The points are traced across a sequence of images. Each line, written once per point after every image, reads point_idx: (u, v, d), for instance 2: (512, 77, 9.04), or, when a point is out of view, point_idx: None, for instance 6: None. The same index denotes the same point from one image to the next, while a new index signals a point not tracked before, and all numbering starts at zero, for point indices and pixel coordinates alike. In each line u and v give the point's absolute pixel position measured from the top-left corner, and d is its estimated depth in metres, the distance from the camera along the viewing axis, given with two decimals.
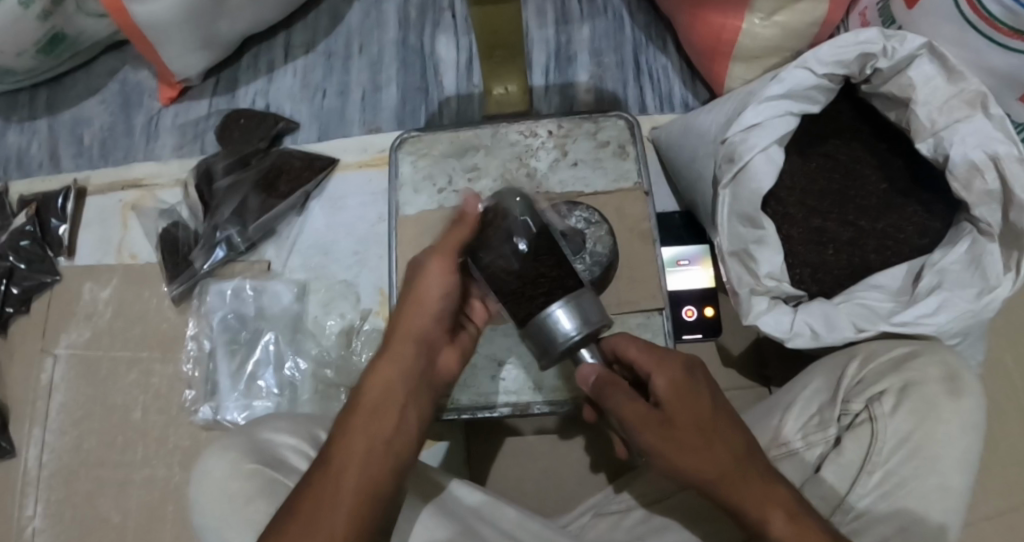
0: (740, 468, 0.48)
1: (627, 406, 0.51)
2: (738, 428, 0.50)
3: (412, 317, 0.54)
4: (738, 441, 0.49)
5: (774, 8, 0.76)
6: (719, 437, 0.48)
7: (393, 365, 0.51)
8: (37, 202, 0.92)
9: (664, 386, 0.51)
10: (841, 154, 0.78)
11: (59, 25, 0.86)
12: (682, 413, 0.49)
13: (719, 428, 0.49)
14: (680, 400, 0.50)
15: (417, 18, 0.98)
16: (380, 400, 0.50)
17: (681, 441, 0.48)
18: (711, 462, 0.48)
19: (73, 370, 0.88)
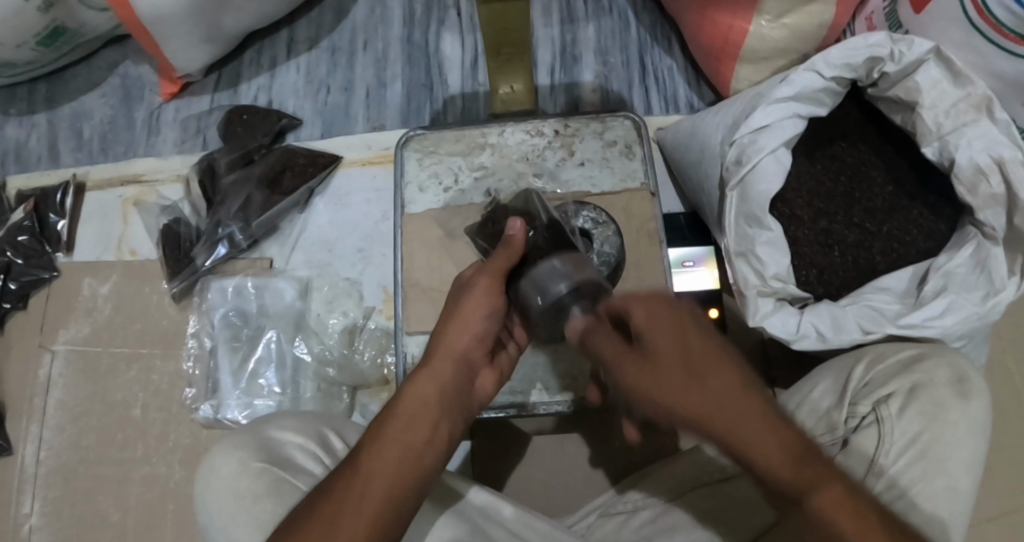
0: (731, 397, 0.47)
1: (618, 354, 0.52)
2: (733, 361, 0.48)
3: (455, 335, 0.52)
4: (731, 373, 0.48)
5: (782, 10, 0.76)
6: (707, 373, 0.48)
7: (435, 380, 0.50)
8: (35, 197, 0.91)
9: (647, 327, 0.50)
10: (847, 157, 0.78)
11: (60, 17, 0.86)
12: (665, 352, 0.49)
13: (705, 360, 0.48)
14: (663, 339, 0.49)
15: (422, 15, 0.98)
16: (417, 412, 0.48)
17: (664, 376, 0.48)
18: (700, 395, 0.47)
19: (71, 366, 0.87)
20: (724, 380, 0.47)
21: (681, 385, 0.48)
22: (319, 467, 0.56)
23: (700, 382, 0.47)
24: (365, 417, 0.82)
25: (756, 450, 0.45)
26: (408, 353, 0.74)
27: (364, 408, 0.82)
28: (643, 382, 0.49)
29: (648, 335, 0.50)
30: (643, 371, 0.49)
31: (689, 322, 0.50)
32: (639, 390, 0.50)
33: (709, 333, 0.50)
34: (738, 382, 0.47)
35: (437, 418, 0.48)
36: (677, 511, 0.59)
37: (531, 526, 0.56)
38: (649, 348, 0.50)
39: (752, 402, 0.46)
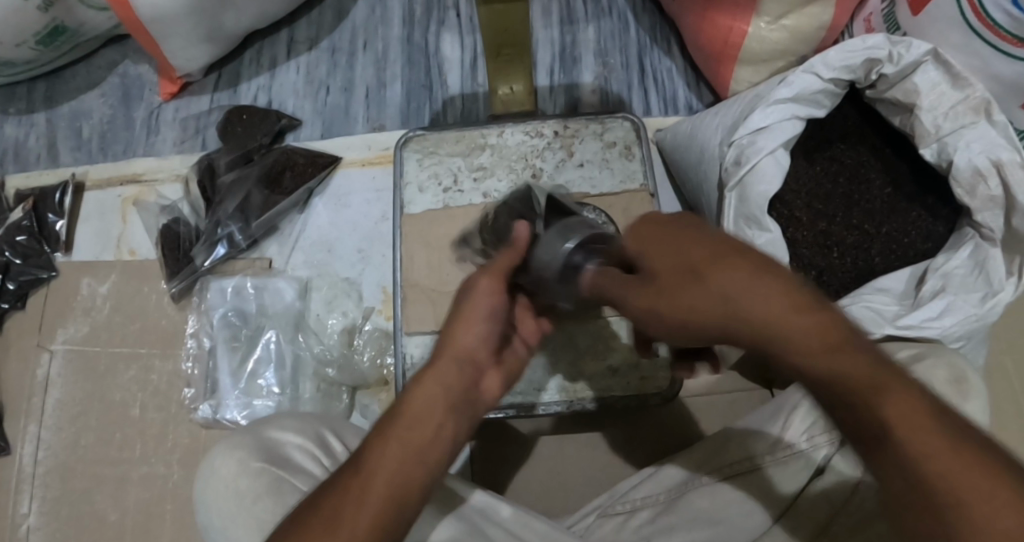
0: (737, 291, 0.38)
1: (625, 287, 0.45)
2: (735, 248, 0.40)
3: (457, 336, 0.48)
4: (733, 259, 0.39)
5: (781, 12, 0.76)
6: (710, 268, 0.40)
7: (436, 381, 0.45)
8: (34, 196, 0.91)
9: (637, 243, 0.44)
10: (847, 158, 0.78)
11: (60, 16, 0.85)
12: (664, 260, 0.42)
13: (703, 256, 0.40)
14: (658, 249, 0.43)
15: (423, 15, 0.98)
16: (420, 412, 0.43)
17: (668, 288, 0.41)
18: (707, 302, 0.39)
19: (70, 365, 0.87)
20: (730, 271, 0.39)
21: (686, 298, 0.40)
22: (318, 466, 0.56)
23: (706, 284, 0.39)
24: (366, 417, 0.82)
25: (785, 351, 0.37)
26: (408, 353, 0.74)
27: (363, 408, 0.82)
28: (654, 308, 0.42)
29: (638, 253, 0.44)
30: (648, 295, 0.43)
31: (675, 227, 0.43)
32: (653, 318, 0.43)
33: (703, 230, 0.42)
34: (744, 271, 0.38)
35: (440, 419, 0.44)
36: (676, 510, 0.60)
37: (530, 526, 0.56)
38: (647, 264, 0.43)
39: (759, 292, 0.37)
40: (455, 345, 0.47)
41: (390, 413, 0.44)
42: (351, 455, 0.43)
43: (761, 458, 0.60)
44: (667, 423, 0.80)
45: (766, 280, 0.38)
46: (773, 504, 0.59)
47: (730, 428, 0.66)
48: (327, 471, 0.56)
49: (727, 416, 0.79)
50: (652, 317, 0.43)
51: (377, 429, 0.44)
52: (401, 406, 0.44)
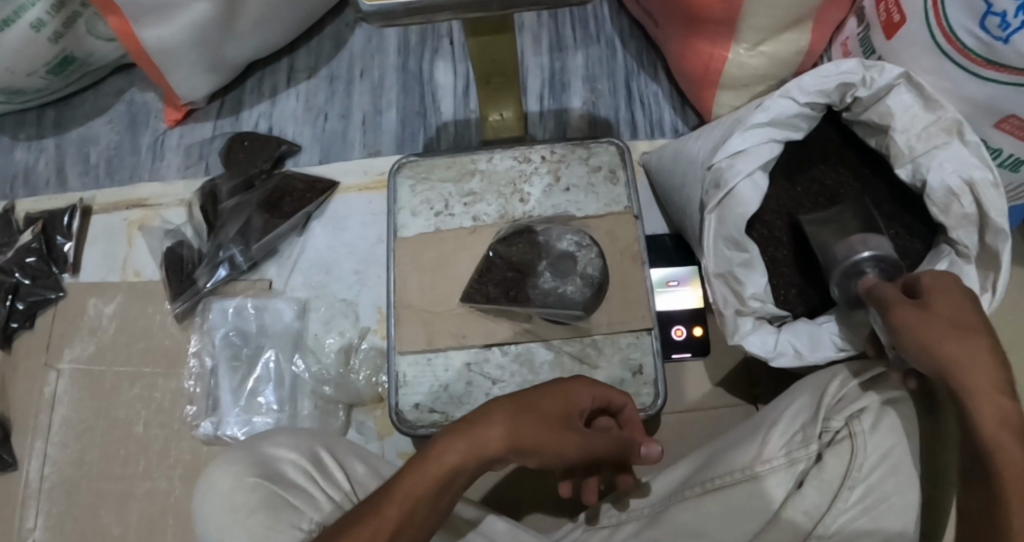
0: (977, 397, 0.52)
1: (903, 312, 0.57)
2: (987, 351, 0.53)
3: (527, 433, 0.53)
4: (967, 345, 0.53)
5: (759, 40, 0.79)
6: (970, 338, 0.54)
7: (477, 449, 0.52)
8: (43, 219, 0.94)
9: (929, 283, 0.58)
10: (823, 178, 0.80)
11: (70, 46, 0.89)
12: (947, 309, 0.56)
13: (963, 335, 0.54)
14: (947, 303, 0.56)
15: (417, 44, 1.01)
16: (438, 467, 0.51)
17: (935, 327, 0.55)
18: (950, 356, 0.53)
19: (76, 384, 0.89)
20: (959, 345, 0.53)
21: (937, 326, 0.55)
22: (309, 483, 0.59)
23: (945, 337, 0.54)
24: (362, 434, 0.84)
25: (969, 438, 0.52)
26: (401, 372, 0.76)
27: (359, 425, 0.85)
28: (924, 332, 0.55)
29: (927, 293, 0.58)
30: (930, 325, 0.55)
31: (959, 299, 0.57)
32: (920, 343, 0.55)
33: (968, 307, 0.56)
34: (974, 351, 0.53)
35: (451, 482, 0.51)
36: (661, 524, 0.62)
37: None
38: (936, 309, 0.56)
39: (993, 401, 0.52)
40: (489, 426, 0.53)
41: (418, 455, 0.52)
42: (381, 489, 0.52)
43: (742, 472, 0.61)
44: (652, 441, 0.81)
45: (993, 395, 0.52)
46: (755, 518, 0.59)
47: (706, 450, 0.69)
48: (319, 489, 0.59)
49: (704, 432, 0.81)
50: (925, 349, 0.54)
51: (405, 468, 0.52)
52: (428, 455, 0.51)
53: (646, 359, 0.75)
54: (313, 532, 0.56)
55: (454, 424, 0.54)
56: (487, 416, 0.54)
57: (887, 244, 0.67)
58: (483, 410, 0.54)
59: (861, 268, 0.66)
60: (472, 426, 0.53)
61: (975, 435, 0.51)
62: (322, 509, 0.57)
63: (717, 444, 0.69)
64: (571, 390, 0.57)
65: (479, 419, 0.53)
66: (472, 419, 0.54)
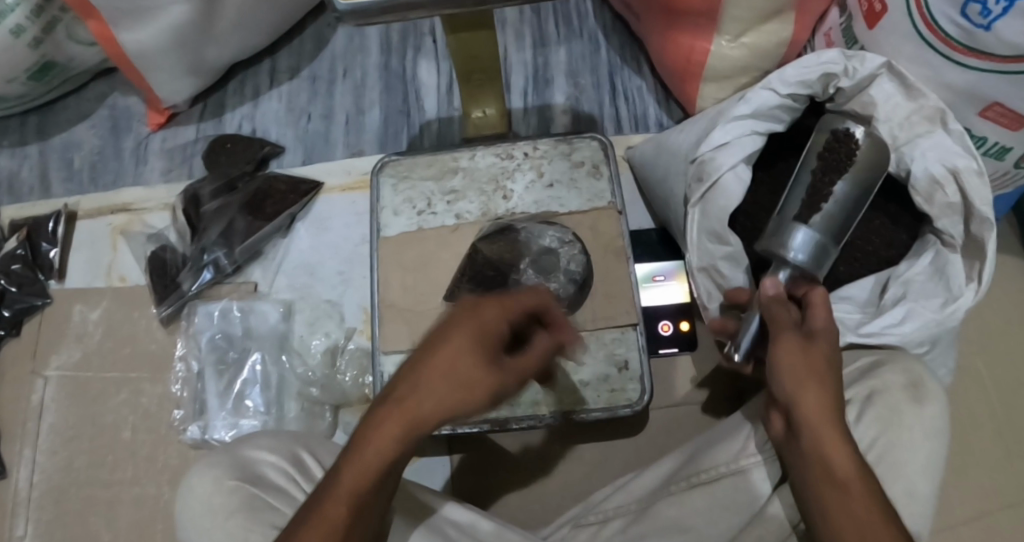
0: (830, 452, 0.49)
1: (788, 340, 0.54)
2: (841, 405, 0.51)
3: (460, 407, 0.46)
4: (828, 393, 0.51)
5: (740, 31, 0.79)
6: (832, 379, 0.52)
7: (406, 429, 0.46)
8: (27, 226, 0.94)
9: (823, 323, 0.55)
10: (849, 200, 0.67)
11: (50, 52, 0.89)
12: (824, 345, 0.54)
13: (826, 380, 0.51)
14: (827, 338, 0.54)
15: (399, 42, 1.01)
16: (376, 460, 0.46)
17: (812, 360, 0.52)
18: (810, 404, 0.50)
19: (63, 391, 0.89)
20: (819, 394, 0.51)
21: (810, 358, 0.53)
22: (290, 485, 0.58)
23: (808, 380, 0.51)
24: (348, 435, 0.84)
25: (822, 497, 0.49)
26: (386, 373, 0.76)
27: (346, 426, 0.84)
28: (795, 374, 0.52)
29: (817, 327, 0.55)
30: (805, 354, 0.53)
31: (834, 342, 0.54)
32: (791, 380, 0.52)
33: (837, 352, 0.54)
34: (834, 405, 0.50)
35: (392, 465, 0.47)
36: (646, 520, 0.62)
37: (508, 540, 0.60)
38: (817, 341, 0.54)
39: (847, 462, 0.49)
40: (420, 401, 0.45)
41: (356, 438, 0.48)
42: (325, 477, 0.49)
43: (728, 466, 0.61)
44: (640, 437, 0.81)
45: (847, 452, 0.49)
46: (740, 512, 0.59)
47: (691, 445, 0.68)
48: (302, 489, 0.58)
49: (692, 428, 0.81)
50: (794, 375, 0.52)
51: (345, 455, 0.48)
52: (362, 447, 0.47)
53: (632, 354, 0.75)
54: None
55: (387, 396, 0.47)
56: (412, 392, 0.46)
57: (823, 246, 0.65)
58: (410, 376, 0.46)
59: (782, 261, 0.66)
60: (403, 406, 0.46)
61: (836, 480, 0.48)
62: None
63: (702, 437, 0.68)
64: (495, 326, 0.48)
65: (408, 394, 0.46)
66: (400, 388, 0.47)
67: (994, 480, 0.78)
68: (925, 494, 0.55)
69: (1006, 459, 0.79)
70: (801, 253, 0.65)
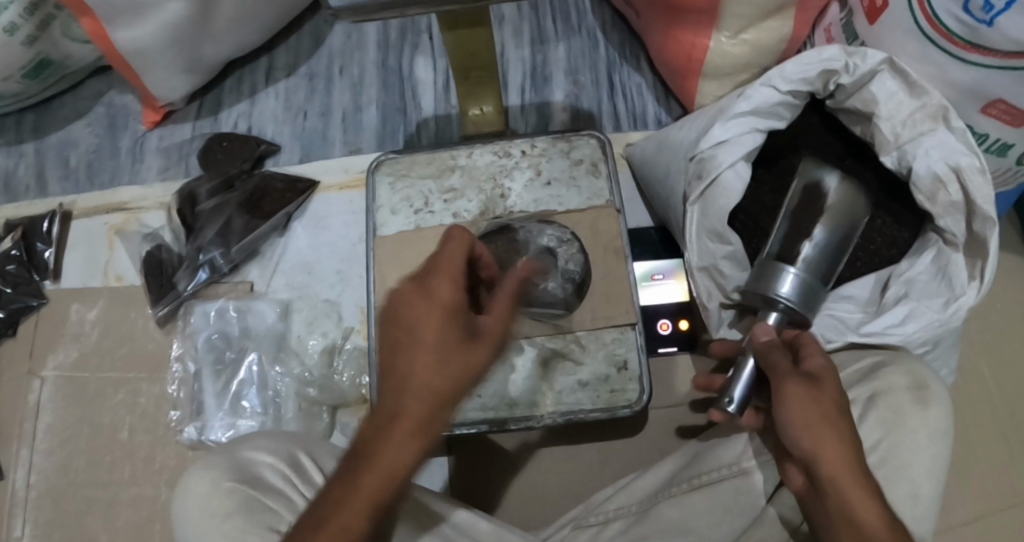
0: (857, 508, 0.47)
1: (792, 388, 0.52)
2: (860, 453, 0.50)
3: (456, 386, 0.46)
4: (846, 442, 0.50)
5: (741, 27, 0.78)
6: (844, 427, 0.50)
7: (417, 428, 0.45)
8: (24, 226, 0.93)
9: (822, 364, 0.53)
10: (829, 245, 0.68)
11: (45, 50, 0.88)
12: (831, 389, 0.52)
13: (841, 428, 0.50)
14: (833, 382, 0.53)
15: (397, 39, 1.00)
16: (396, 468, 0.45)
17: (823, 408, 0.51)
18: (829, 454, 0.49)
19: (61, 391, 0.88)
20: (836, 442, 0.49)
21: (819, 406, 0.51)
22: (288, 486, 0.58)
23: (823, 430, 0.50)
24: (347, 435, 0.84)
25: None
26: None
27: (345, 426, 0.84)
28: (809, 423, 0.50)
29: (817, 369, 0.53)
30: (814, 402, 0.51)
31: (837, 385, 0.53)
32: (805, 433, 0.50)
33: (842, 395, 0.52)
34: (852, 454, 0.49)
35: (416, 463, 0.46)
36: (647, 522, 0.61)
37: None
38: (823, 385, 0.52)
39: (876, 518, 0.47)
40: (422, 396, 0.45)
41: (360, 445, 0.47)
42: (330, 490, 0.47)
43: (730, 467, 0.61)
44: (640, 437, 0.81)
45: (874, 505, 0.47)
46: (742, 514, 0.59)
47: (692, 445, 0.68)
48: (299, 492, 0.58)
49: (691, 427, 0.81)
50: (806, 426, 0.50)
51: (352, 466, 0.46)
52: (376, 453, 0.45)
53: (631, 354, 0.75)
54: None
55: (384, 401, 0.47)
56: (404, 392, 0.46)
57: (812, 287, 0.66)
58: (401, 371, 0.46)
59: (774, 302, 0.67)
60: (407, 411, 0.45)
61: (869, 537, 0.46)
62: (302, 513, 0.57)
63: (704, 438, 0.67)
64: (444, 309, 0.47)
65: (405, 397, 0.46)
66: (395, 388, 0.46)
67: (996, 480, 0.78)
68: (929, 496, 0.55)
69: (1007, 458, 0.78)
70: (790, 294, 0.66)
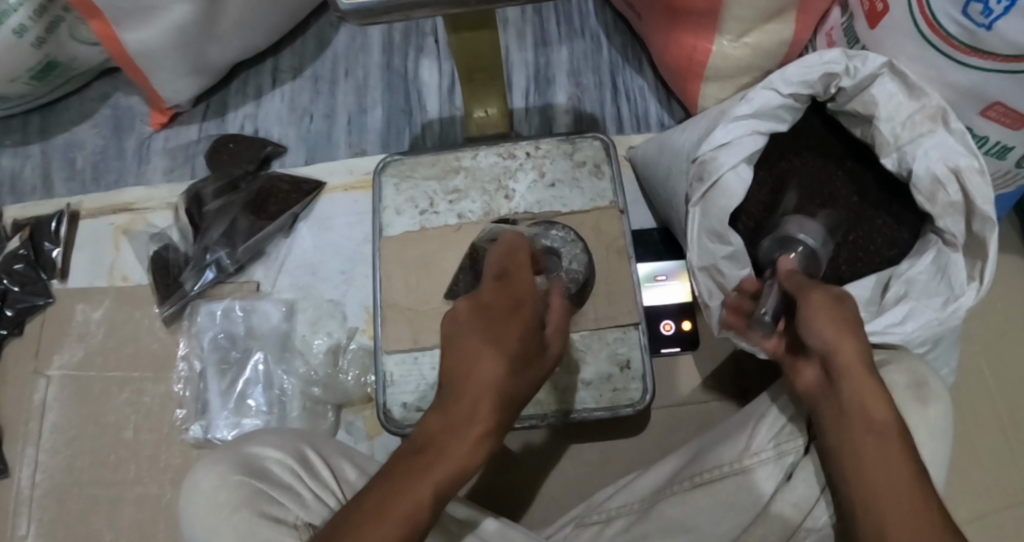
0: (868, 400, 0.51)
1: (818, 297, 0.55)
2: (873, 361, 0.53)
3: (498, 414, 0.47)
4: (863, 348, 0.53)
5: (742, 31, 0.79)
6: (860, 336, 0.53)
7: (470, 441, 0.46)
8: (30, 226, 0.94)
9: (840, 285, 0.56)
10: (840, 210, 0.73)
11: (53, 52, 0.89)
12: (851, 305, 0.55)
13: (859, 336, 0.53)
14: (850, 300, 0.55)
15: (401, 42, 1.01)
16: (446, 471, 0.46)
17: (844, 316, 0.53)
18: (850, 352, 0.52)
19: (66, 390, 0.89)
20: (856, 342, 0.53)
21: (841, 314, 0.54)
22: (295, 481, 0.59)
23: (844, 332, 0.53)
24: (351, 434, 0.84)
25: (857, 439, 0.50)
26: (387, 371, 0.76)
27: (348, 425, 0.84)
28: (835, 330, 0.53)
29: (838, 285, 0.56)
30: (835, 310, 0.54)
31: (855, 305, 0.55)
32: (828, 332, 0.53)
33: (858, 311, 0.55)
34: (867, 359, 0.52)
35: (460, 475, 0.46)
36: (650, 520, 0.62)
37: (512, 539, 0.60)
38: (845, 298, 0.55)
39: (883, 410, 0.51)
40: (482, 396, 0.46)
41: (411, 447, 0.47)
42: (371, 488, 0.46)
43: (731, 465, 0.60)
44: (642, 436, 0.81)
45: (882, 401, 0.51)
46: (744, 511, 0.59)
47: (693, 445, 0.68)
48: (306, 487, 0.59)
49: (694, 427, 0.81)
50: (830, 328, 0.53)
51: (409, 464, 0.46)
52: (434, 454, 0.46)
53: (634, 354, 0.75)
54: (299, 527, 0.56)
55: (438, 404, 0.48)
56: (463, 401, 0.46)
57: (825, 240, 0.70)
58: (460, 367, 0.47)
59: (794, 243, 0.70)
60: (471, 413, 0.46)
61: (869, 422, 0.50)
62: (308, 508, 0.57)
63: (709, 434, 0.68)
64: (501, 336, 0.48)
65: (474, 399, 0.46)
66: (456, 385, 0.47)
67: (998, 480, 0.78)
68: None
69: (1009, 459, 0.79)
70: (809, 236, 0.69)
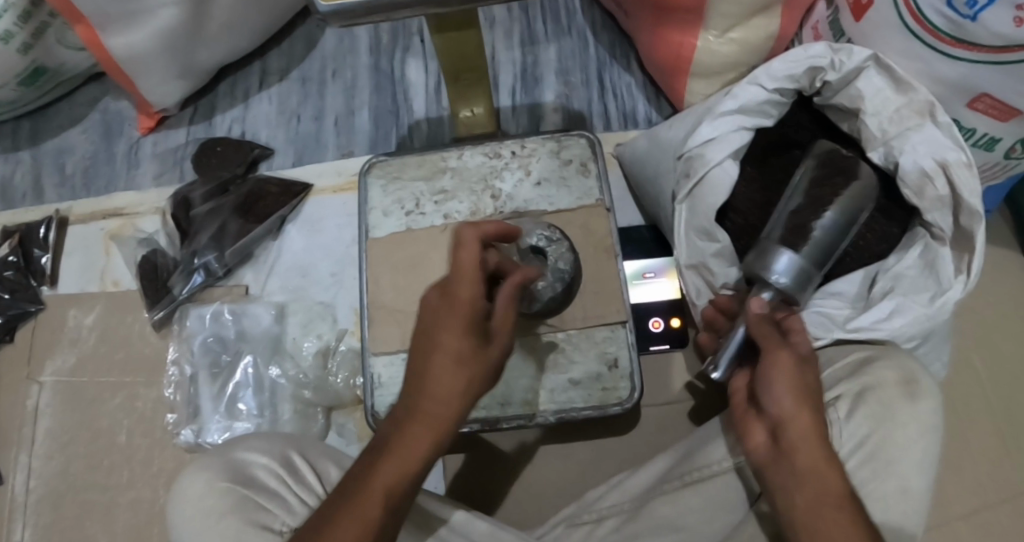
0: (824, 475, 0.49)
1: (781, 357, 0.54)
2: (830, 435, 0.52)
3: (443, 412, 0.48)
4: (820, 419, 0.51)
5: (729, 26, 0.78)
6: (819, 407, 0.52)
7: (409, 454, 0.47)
8: (20, 233, 0.94)
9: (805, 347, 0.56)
10: (836, 227, 0.65)
11: (40, 57, 0.89)
12: (812, 372, 0.54)
13: (818, 406, 0.52)
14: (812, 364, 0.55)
15: (389, 42, 1.01)
16: (381, 488, 0.47)
17: (805, 381, 0.53)
18: (805, 421, 0.51)
19: (58, 396, 0.89)
20: (812, 413, 0.51)
21: (802, 377, 0.53)
22: (280, 486, 0.59)
23: (802, 403, 0.52)
24: (342, 436, 0.84)
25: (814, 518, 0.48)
26: (376, 373, 0.76)
27: (340, 427, 0.85)
28: (792, 395, 0.52)
29: (803, 346, 0.56)
30: (795, 374, 0.53)
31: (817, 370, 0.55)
32: (787, 396, 0.52)
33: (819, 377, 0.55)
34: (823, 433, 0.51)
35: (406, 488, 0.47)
36: (639, 519, 0.62)
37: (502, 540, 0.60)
38: (807, 362, 0.54)
39: (838, 487, 0.49)
40: (432, 403, 0.48)
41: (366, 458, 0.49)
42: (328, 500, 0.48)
43: (718, 464, 0.61)
44: (632, 435, 0.81)
45: (838, 475, 0.49)
46: (731, 508, 0.60)
47: (683, 443, 0.68)
48: (291, 492, 0.58)
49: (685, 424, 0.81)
50: (789, 391, 0.52)
51: (355, 481, 0.47)
52: (381, 457, 0.48)
53: (622, 352, 0.75)
54: (285, 533, 0.56)
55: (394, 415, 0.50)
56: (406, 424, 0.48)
57: (805, 274, 0.64)
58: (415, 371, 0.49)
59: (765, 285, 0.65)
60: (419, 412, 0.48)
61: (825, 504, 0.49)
62: (295, 513, 0.57)
63: (698, 433, 0.68)
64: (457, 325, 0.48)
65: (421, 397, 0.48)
66: (418, 384, 0.48)
67: (991, 475, 0.78)
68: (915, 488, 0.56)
69: (1002, 453, 0.79)
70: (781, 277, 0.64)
